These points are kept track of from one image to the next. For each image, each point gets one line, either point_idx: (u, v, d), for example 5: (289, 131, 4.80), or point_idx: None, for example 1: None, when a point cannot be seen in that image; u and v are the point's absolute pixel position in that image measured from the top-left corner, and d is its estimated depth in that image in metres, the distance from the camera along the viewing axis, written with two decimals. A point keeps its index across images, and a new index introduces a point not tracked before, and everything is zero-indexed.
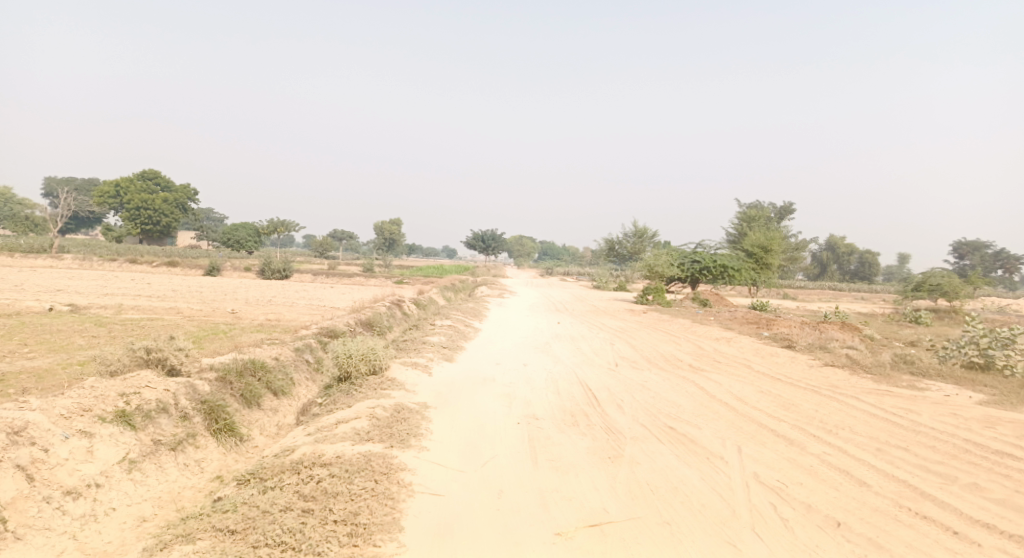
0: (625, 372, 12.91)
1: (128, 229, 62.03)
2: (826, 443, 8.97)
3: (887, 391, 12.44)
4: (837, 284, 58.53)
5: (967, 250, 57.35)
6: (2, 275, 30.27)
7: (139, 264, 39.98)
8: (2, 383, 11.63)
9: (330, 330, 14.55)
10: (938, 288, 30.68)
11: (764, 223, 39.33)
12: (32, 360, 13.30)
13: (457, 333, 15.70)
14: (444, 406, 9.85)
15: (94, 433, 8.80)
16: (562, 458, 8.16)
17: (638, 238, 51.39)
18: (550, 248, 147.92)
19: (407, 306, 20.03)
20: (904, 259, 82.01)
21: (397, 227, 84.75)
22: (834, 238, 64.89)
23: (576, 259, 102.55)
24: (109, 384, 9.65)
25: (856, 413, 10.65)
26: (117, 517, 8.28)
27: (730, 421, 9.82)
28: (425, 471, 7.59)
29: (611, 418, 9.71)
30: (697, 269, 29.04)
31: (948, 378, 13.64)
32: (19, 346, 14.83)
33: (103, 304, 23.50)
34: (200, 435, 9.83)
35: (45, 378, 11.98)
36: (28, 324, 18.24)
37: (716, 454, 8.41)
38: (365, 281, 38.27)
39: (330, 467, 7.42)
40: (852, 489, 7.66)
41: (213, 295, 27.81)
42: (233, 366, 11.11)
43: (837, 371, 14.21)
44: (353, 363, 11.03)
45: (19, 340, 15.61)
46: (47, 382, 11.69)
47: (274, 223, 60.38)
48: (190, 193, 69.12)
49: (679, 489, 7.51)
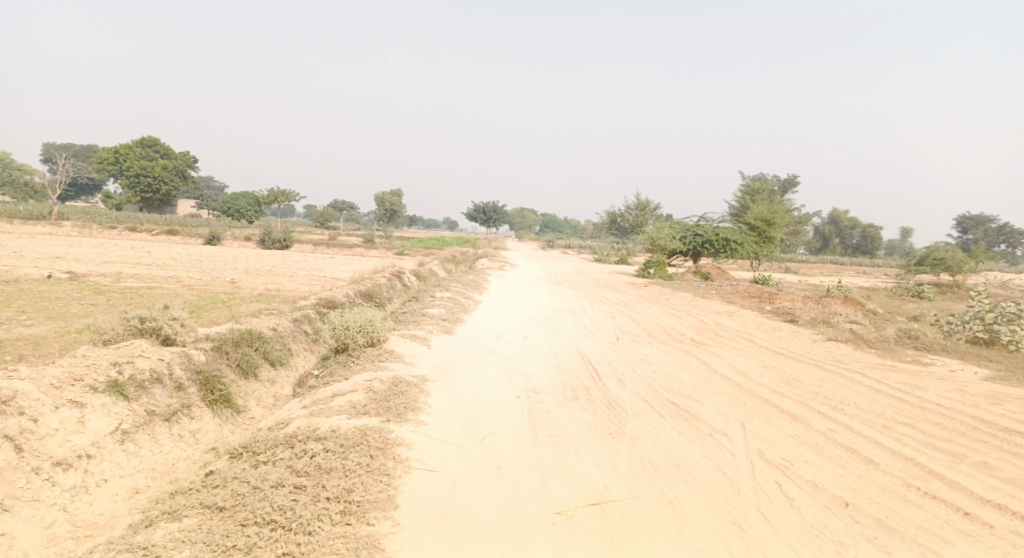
0: (626, 346, 12.72)
1: (129, 197, 61.60)
2: (831, 420, 8.80)
3: (891, 366, 12.25)
4: (839, 259, 58.20)
5: (971, 224, 57.02)
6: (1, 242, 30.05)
7: (139, 232, 39.68)
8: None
9: (328, 300, 14.34)
10: (941, 263, 30.41)
11: (767, 196, 38.93)
12: (29, 328, 13.12)
13: (457, 305, 15.51)
14: (442, 380, 9.68)
15: (85, 403, 8.62)
16: (562, 433, 7.98)
17: (640, 211, 50.97)
18: (551, 221, 147.46)
19: (406, 278, 19.81)
20: (906, 233, 81.56)
21: (397, 198, 84.21)
22: (837, 212, 64.49)
23: (576, 231, 102.10)
24: (102, 353, 9.45)
25: (861, 389, 10.48)
26: (109, 488, 8.15)
27: (733, 397, 9.65)
28: (422, 446, 7.42)
29: (612, 393, 9.53)
30: (698, 243, 28.74)
31: (953, 354, 13.44)
32: (16, 314, 14.65)
33: (102, 272, 23.28)
34: (195, 406, 9.67)
35: (40, 345, 11.81)
36: (27, 291, 18.06)
37: (719, 430, 8.23)
38: (366, 252, 38.02)
39: (324, 442, 7.24)
40: (859, 467, 7.49)
41: (212, 264, 27.61)
42: (229, 336, 10.92)
43: (841, 346, 14.02)
44: (350, 335, 10.82)
45: (17, 307, 15.43)
46: (43, 351, 11.50)
47: (274, 192, 60.00)
48: (189, 161, 68.59)
49: (682, 466, 7.34)
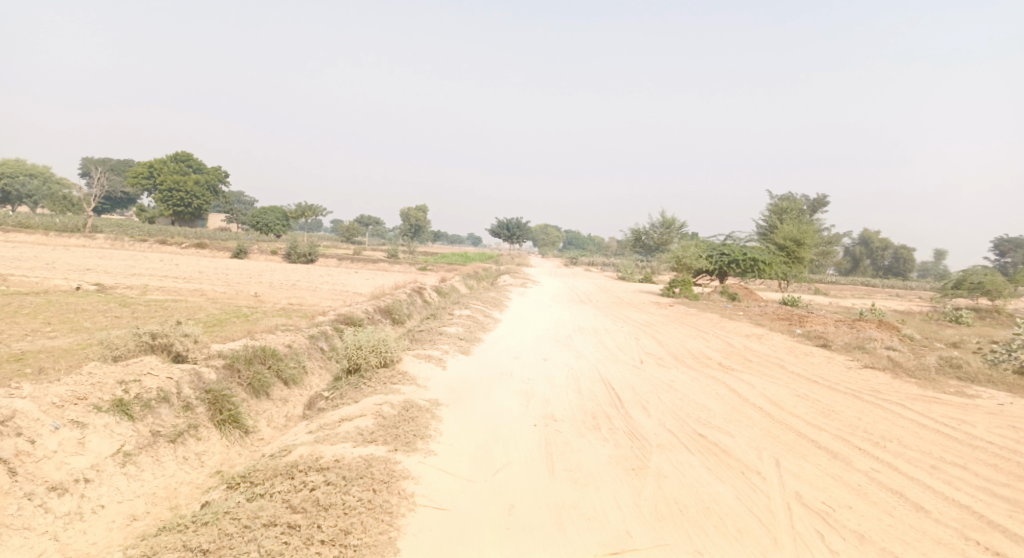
0: (651, 370, 12.12)
1: (161, 210, 62.22)
2: (874, 458, 8.16)
3: (934, 397, 11.52)
4: (870, 280, 56.85)
5: (1009, 247, 55.45)
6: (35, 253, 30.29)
7: (168, 245, 39.90)
8: (18, 362, 11.25)
9: (347, 317, 13.95)
10: (979, 287, 29.30)
11: (796, 215, 38.12)
12: (51, 340, 12.92)
13: (477, 324, 15.02)
14: (455, 404, 9.20)
15: (87, 423, 8.27)
16: (581, 468, 7.45)
17: (666, 229, 50.29)
18: (576, 238, 146.94)
19: (428, 294, 19.43)
20: (940, 255, 79.86)
21: (423, 213, 84.30)
22: (868, 233, 63.15)
23: (602, 250, 101.30)
24: (109, 370, 9.11)
25: (903, 422, 9.81)
26: (106, 515, 7.77)
27: (765, 429, 9.04)
28: (430, 480, 6.93)
29: (635, 422, 8.97)
30: (725, 262, 28.02)
31: (1000, 386, 12.65)
32: (41, 325, 14.51)
33: (129, 284, 23.24)
34: (203, 426, 9.28)
35: (58, 358, 11.56)
36: (54, 302, 17.99)
37: (752, 468, 7.65)
38: (390, 267, 37.87)
39: (326, 474, 6.80)
40: (907, 515, 6.87)
41: (238, 277, 27.55)
42: (242, 354, 10.55)
43: (878, 374, 13.28)
44: (362, 355, 10.39)
45: (41, 319, 15.29)
46: (63, 363, 11.26)
47: (302, 207, 60.30)
48: (221, 176, 69.33)
49: (712, 510, 6.78)
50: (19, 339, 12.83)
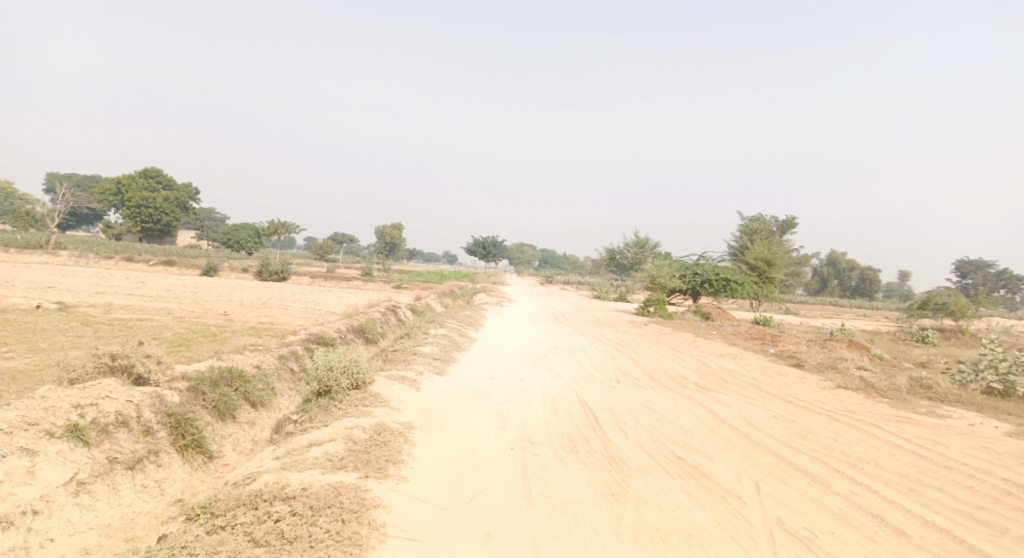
0: (627, 390, 11.98)
1: (128, 227, 61.07)
2: (853, 481, 8.06)
3: (906, 418, 11.52)
4: (838, 301, 57.59)
5: (970, 269, 56.57)
6: None
7: (135, 262, 39.08)
8: None
9: (318, 336, 13.61)
10: (943, 308, 29.74)
11: (766, 236, 38.50)
12: (7, 361, 12.44)
13: (452, 343, 14.77)
14: (429, 427, 8.94)
15: (38, 450, 7.94)
16: (559, 493, 7.25)
17: (640, 248, 50.51)
18: (551, 257, 147.42)
19: (402, 312, 19.16)
20: (904, 276, 81.37)
21: (396, 231, 83.85)
22: (835, 254, 64.13)
23: (575, 269, 101.51)
24: (64, 393, 8.72)
25: (879, 444, 9.75)
26: (55, 548, 7.45)
27: (743, 451, 8.91)
28: (402, 509, 6.67)
29: (613, 445, 8.79)
30: (698, 282, 28.12)
31: (969, 406, 12.71)
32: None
33: (93, 302, 22.59)
34: (164, 452, 8.92)
35: (13, 380, 11.11)
36: (12, 321, 17.40)
37: (732, 492, 7.50)
38: (363, 285, 37.46)
39: (292, 503, 6.51)
40: (889, 540, 6.77)
41: (207, 295, 26.99)
42: (207, 376, 10.19)
43: (851, 394, 13.27)
44: (333, 377, 10.08)
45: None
46: (18, 385, 10.83)
47: (274, 224, 59.61)
48: (191, 192, 68.33)
49: (693, 538, 6.61)
50: None
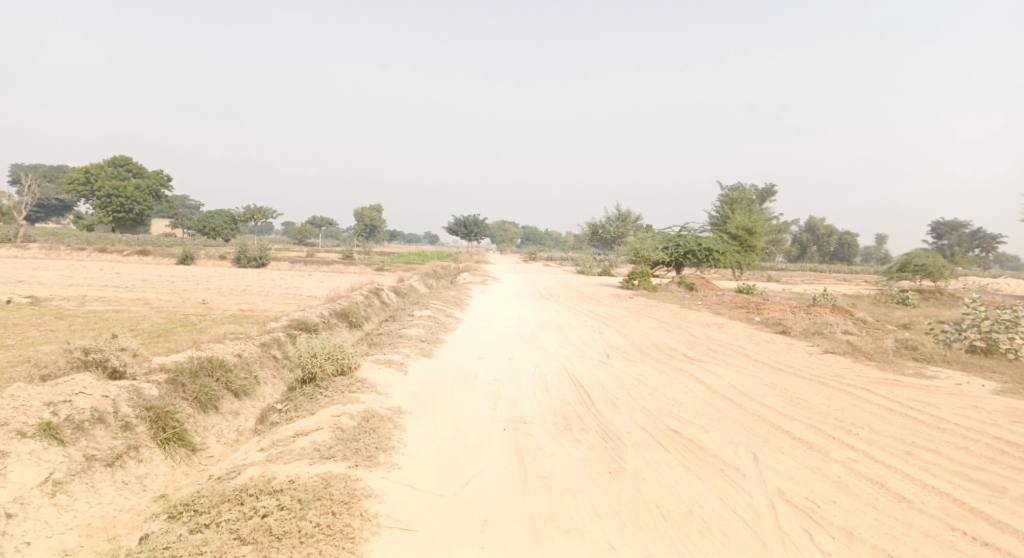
0: (618, 365, 11.81)
1: (101, 217, 59.81)
2: (850, 447, 7.93)
3: (895, 380, 11.46)
4: (817, 266, 57.94)
5: (945, 230, 57.09)
6: None
7: (109, 253, 38.24)
8: None
9: (301, 322, 13.29)
10: (923, 269, 29.88)
11: (746, 204, 38.47)
12: None
13: (437, 324, 14.51)
14: (419, 411, 8.71)
15: (9, 451, 7.61)
16: (555, 473, 7.05)
17: (621, 222, 50.37)
18: (532, 233, 147.13)
19: (385, 295, 18.84)
20: (881, 240, 82.13)
21: (376, 213, 83.01)
22: (814, 221, 64.49)
23: (558, 245, 101.23)
24: (36, 391, 8.37)
25: (871, 408, 9.66)
26: (33, 552, 7.16)
27: (738, 422, 8.77)
28: (394, 497, 6.45)
29: (607, 421, 8.62)
30: (681, 253, 28.02)
31: (956, 365, 12.69)
32: None
33: (66, 295, 22.02)
34: (144, 447, 8.62)
35: None
36: None
37: (730, 464, 7.36)
38: (345, 268, 36.99)
39: (280, 497, 6.26)
40: (892, 507, 6.66)
41: (185, 284, 26.44)
42: (186, 367, 9.87)
43: (839, 359, 13.21)
44: (317, 363, 9.78)
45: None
46: None
47: (250, 210, 58.72)
48: (163, 180, 67.04)
49: (695, 514, 6.46)
50: None
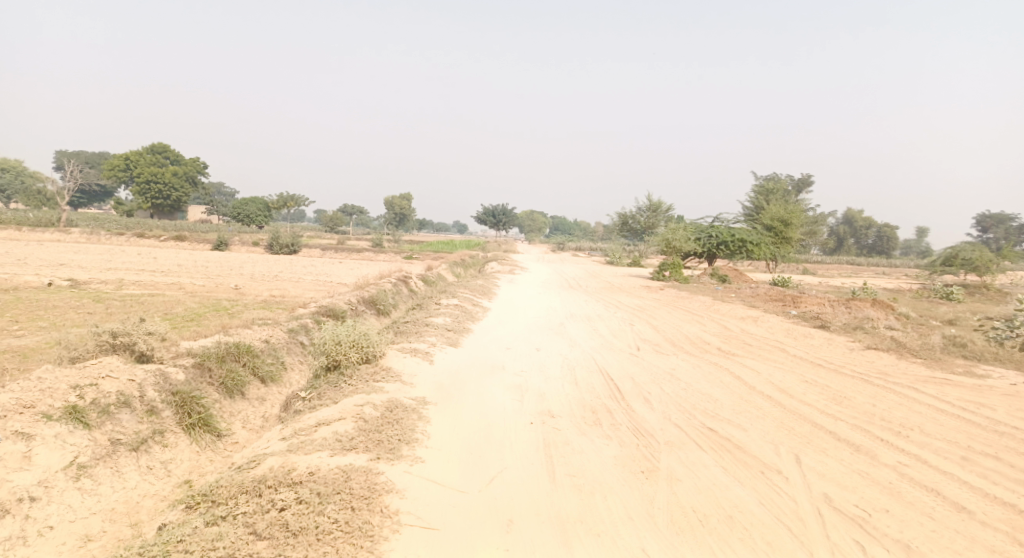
0: (649, 358, 11.43)
1: (139, 203, 60.70)
2: (899, 450, 7.48)
3: (945, 379, 10.89)
4: (855, 259, 56.50)
5: (991, 223, 55.25)
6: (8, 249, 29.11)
7: (146, 238, 38.72)
8: None
9: (329, 308, 13.11)
10: (969, 263, 28.76)
11: (782, 195, 37.55)
12: (19, 339, 12.08)
13: (464, 313, 14.25)
14: (444, 402, 8.45)
15: (34, 434, 7.51)
16: (584, 472, 6.73)
17: (652, 212, 49.59)
18: (562, 224, 146.36)
19: (413, 283, 18.62)
20: (922, 233, 79.95)
21: (407, 201, 83.07)
22: (851, 212, 62.96)
23: (588, 234, 100.48)
24: (63, 374, 8.28)
25: (920, 408, 9.16)
26: (55, 537, 7.02)
27: (778, 420, 8.35)
28: (417, 493, 6.19)
29: (639, 416, 8.27)
30: (714, 244, 27.38)
31: (1008, 364, 12.07)
32: (9, 323, 13.63)
33: (104, 279, 22.23)
34: (170, 432, 8.50)
35: (25, 358, 10.75)
36: (25, 299, 17.04)
37: (771, 466, 6.97)
38: (375, 256, 36.98)
39: (299, 489, 6.05)
40: (950, 518, 6.22)
41: (219, 269, 26.54)
42: (213, 351, 9.73)
43: (882, 355, 12.65)
44: (342, 350, 9.54)
45: (10, 316, 14.36)
46: (27, 363, 10.45)
47: (283, 197, 59.12)
48: (200, 166, 67.84)
49: (735, 519, 6.09)
50: None
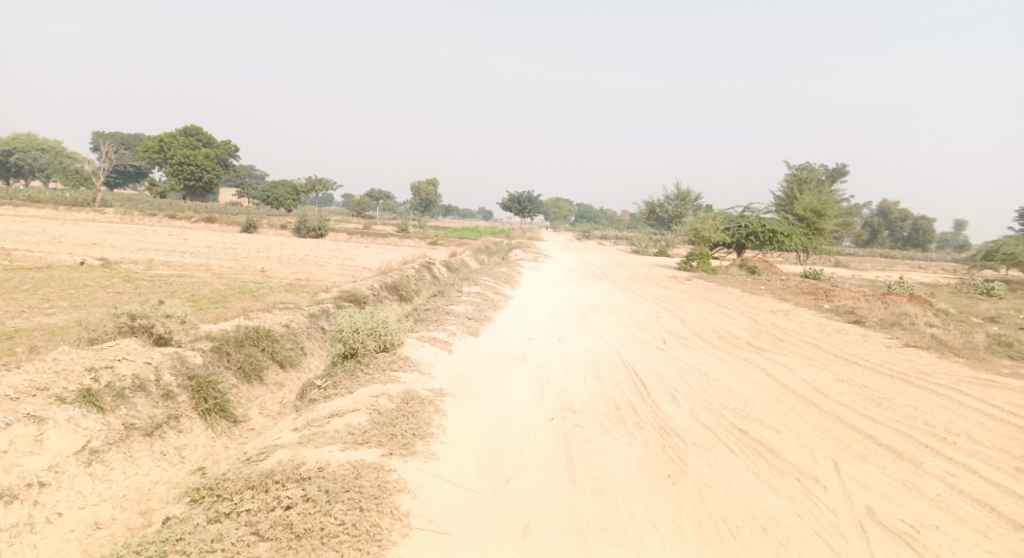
0: (676, 352, 11.01)
1: (172, 184, 61.20)
2: (946, 458, 7.01)
3: (990, 381, 10.32)
4: (889, 251, 55.17)
5: None
6: (43, 227, 29.39)
7: (178, 219, 38.92)
8: (10, 340, 10.39)
9: (350, 293, 12.84)
10: (1010, 258, 27.69)
11: (816, 185, 36.54)
12: (49, 317, 12.01)
13: (486, 302, 13.90)
14: (463, 394, 8.14)
15: (46, 417, 7.30)
16: (607, 474, 6.38)
17: (681, 201, 48.71)
18: (589, 212, 145.36)
19: (436, 269, 18.34)
20: (960, 226, 77.90)
21: (433, 187, 82.88)
22: (886, 204, 61.41)
23: (615, 223, 99.62)
24: (78, 355, 8.09)
25: (966, 412, 8.63)
26: (64, 524, 6.80)
27: (813, 422, 7.90)
28: (429, 494, 5.89)
29: (664, 414, 7.88)
30: (744, 234, 26.64)
31: None
32: (39, 301, 13.60)
33: (134, 259, 22.25)
34: (185, 417, 8.29)
35: (53, 337, 10.65)
36: (56, 277, 17.06)
37: (808, 473, 6.54)
38: (400, 241, 36.75)
39: (307, 486, 5.78)
40: (1007, 537, 5.76)
41: (246, 252, 26.49)
42: (232, 335, 9.50)
43: (922, 353, 12.05)
44: (359, 338, 9.24)
45: (40, 294, 14.35)
46: (53, 342, 10.33)
47: (312, 181, 59.18)
48: (231, 149, 68.23)
49: (769, 532, 5.70)
50: (13, 316, 11.90)
